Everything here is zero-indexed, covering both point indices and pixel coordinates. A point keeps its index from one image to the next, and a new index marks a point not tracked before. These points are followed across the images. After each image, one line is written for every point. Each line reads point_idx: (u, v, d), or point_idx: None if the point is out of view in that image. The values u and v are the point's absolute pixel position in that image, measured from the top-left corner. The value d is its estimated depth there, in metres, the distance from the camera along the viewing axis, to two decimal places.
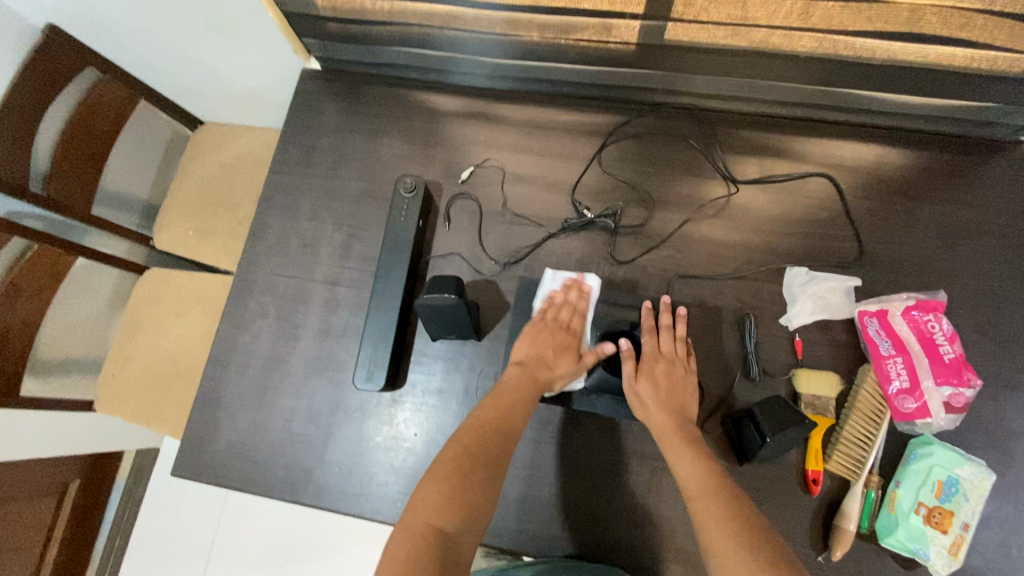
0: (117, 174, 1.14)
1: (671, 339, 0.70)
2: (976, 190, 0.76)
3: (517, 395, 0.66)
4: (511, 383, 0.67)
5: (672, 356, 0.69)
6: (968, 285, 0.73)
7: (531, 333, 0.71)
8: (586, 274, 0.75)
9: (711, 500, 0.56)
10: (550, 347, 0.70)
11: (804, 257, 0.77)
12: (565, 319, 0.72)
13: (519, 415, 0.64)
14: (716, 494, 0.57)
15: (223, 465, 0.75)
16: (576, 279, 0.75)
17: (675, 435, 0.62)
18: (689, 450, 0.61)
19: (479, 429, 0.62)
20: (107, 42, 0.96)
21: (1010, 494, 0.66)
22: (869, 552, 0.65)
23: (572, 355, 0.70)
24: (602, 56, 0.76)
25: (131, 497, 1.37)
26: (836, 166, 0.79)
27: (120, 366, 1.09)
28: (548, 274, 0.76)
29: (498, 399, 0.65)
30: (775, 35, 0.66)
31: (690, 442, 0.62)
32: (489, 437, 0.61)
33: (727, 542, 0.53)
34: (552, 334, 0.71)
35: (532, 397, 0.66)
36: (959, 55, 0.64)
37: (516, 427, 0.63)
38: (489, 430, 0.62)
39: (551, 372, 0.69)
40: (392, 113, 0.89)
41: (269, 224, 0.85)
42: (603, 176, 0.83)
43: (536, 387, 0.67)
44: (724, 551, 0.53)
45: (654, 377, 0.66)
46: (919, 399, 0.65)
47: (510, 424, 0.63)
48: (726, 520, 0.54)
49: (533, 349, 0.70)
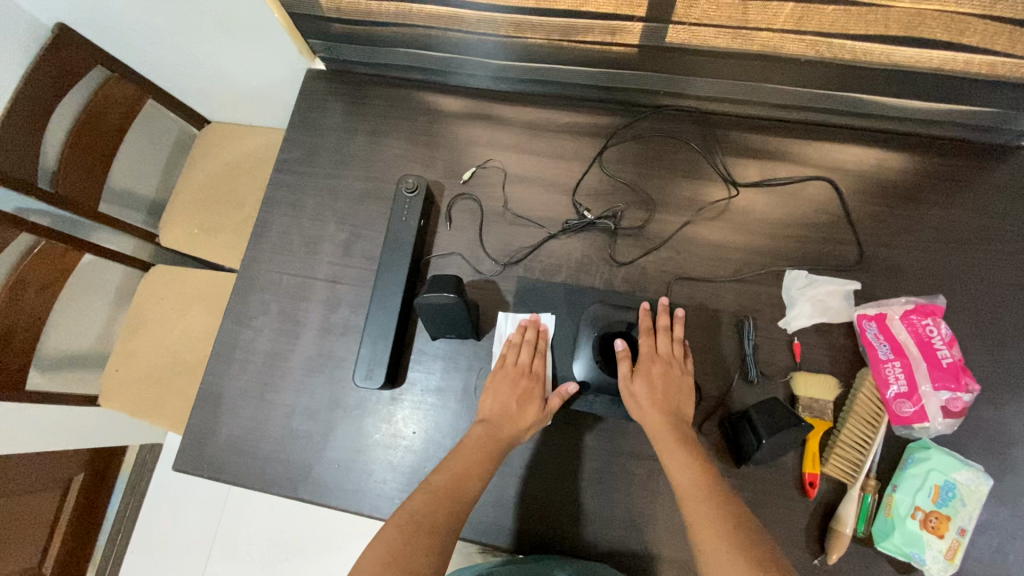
0: (124, 171, 1.15)
1: (669, 340, 0.70)
2: (977, 195, 0.76)
3: (477, 453, 0.64)
4: (475, 442, 0.66)
5: (669, 358, 0.69)
6: (969, 289, 0.73)
7: (491, 387, 0.70)
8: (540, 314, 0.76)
9: (705, 502, 0.57)
10: (512, 398, 0.69)
11: (804, 261, 0.77)
12: (524, 364, 0.72)
13: (476, 480, 0.62)
14: (709, 496, 0.57)
15: (223, 460, 0.76)
16: (529, 319, 0.75)
17: (670, 436, 0.63)
18: (684, 451, 0.61)
19: (438, 486, 0.61)
20: (116, 42, 0.97)
21: (1007, 500, 0.66)
22: (865, 556, 0.65)
23: (537, 401, 0.69)
24: (604, 58, 0.77)
25: (135, 491, 1.39)
26: (837, 169, 0.79)
27: (124, 361, 1.10)
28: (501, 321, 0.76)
29: (459, 459, 0.64)
30: (776, 38, 0.66)
31: (685, 443, 0.62)
32: (447, 497, 0.60)
33: (719, 543, 0.53)
34: (511, 384, 0.70)
35: (495, 452, 0.65)
36: (959, 60, 0.64)
37: (475, 487, 0.62)
38: (447, 488, 0.61)
39: (517, 422, 0.68)
40: (395, 114, 0.89)
41: (272, 222, 0.86)
42: (604, 178, 0.83)
43: (501, 440, 0.66)
44: (718, 553, 0.53)
45: (650, 378, 0.66)
46: (916, 403, 0.65)
47: (469, 483, 0.62)
48: (718, 521, 0.55)
49: (495, 403, 0.69)
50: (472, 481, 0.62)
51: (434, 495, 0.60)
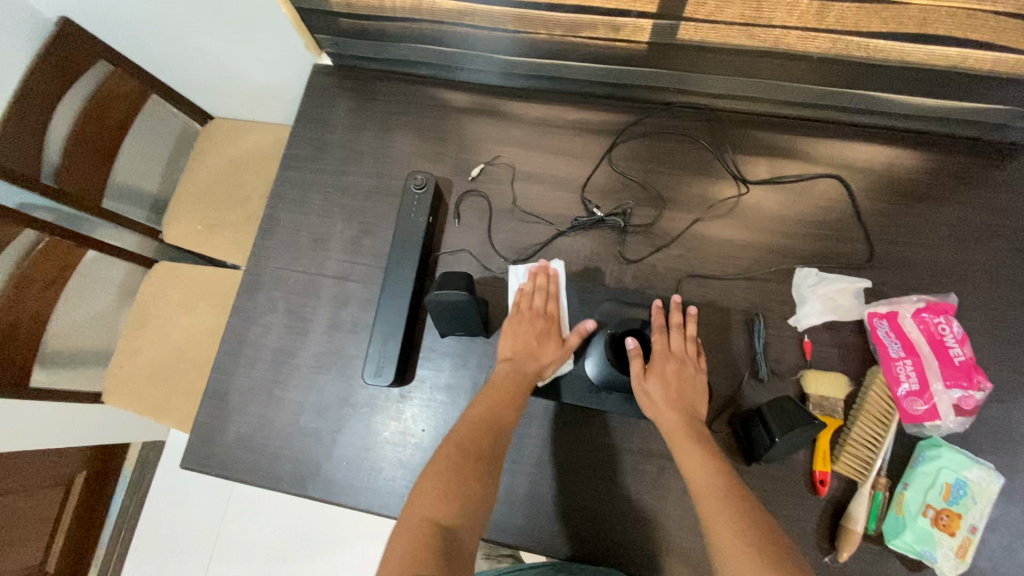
0: (128, 167, 1.14)
1: (682, 338, 0.70)
2: (987, 193, 0.76)
3: (505, 390, 0.67)
4: (500, 382, 0.68)
5: (682, 355, 0.68)
6: (979, 288, 0.73)
7: (509, 331, 0.72)
8: (550, 260, 0.76)
9: (720, 501, 0.56)
10: (531, 339, 0.71)
11: (814, 258, 0.77)
12: (540, 307, 0.73)
13: (507, 411, 0.65)
14: (726, 495, 0.57)
15: (232, 458, 0.76)
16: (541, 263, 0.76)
17: (685, 436, 0.63)
18: (699, 451, 0.61)
19: (469, 428, 0.63)
20: (120, 37, 0.97)
21: (1017, 499, 0.66)
22: (876, 553, 0.65)
23: (555, 340, 0.71)
24: (614, 55, 0.76)
25: (138, 488, 1.39)
26: (847, 167, 0.79)
27: (128, 359, 1.10)
28: (512, 267, 0.77)
29: (486, 399, 0.66)
30: (789, 35, 0.66)
31: (700, 443, 0.62)
32: (482, 440, 0.62)
33: (735, 542, 0.53)
34: (529, 325, 0.72)
35: (523, 390, 0.68)
36: (973, 58, 0.64)
37: (507, 421, 0.65)
38: (482, 432, 0.63)
39: (539, 363, 0.70)
40: (403, 110, 0.89)
41: (279, 218, 0.85)
42: (613, 175, 0.83)
43: (526, 377, 0.69)
44: (734, 550, 0.53)
45: (664, 376, 0.66)
46: (928, 401, 0.65)
47: (500, 423, 0.64)
48: (735, 520, 0.55)
49: (516, 345, 0.71)
50: (504, 414, 0.65)
51: (469, 441, 0.62)
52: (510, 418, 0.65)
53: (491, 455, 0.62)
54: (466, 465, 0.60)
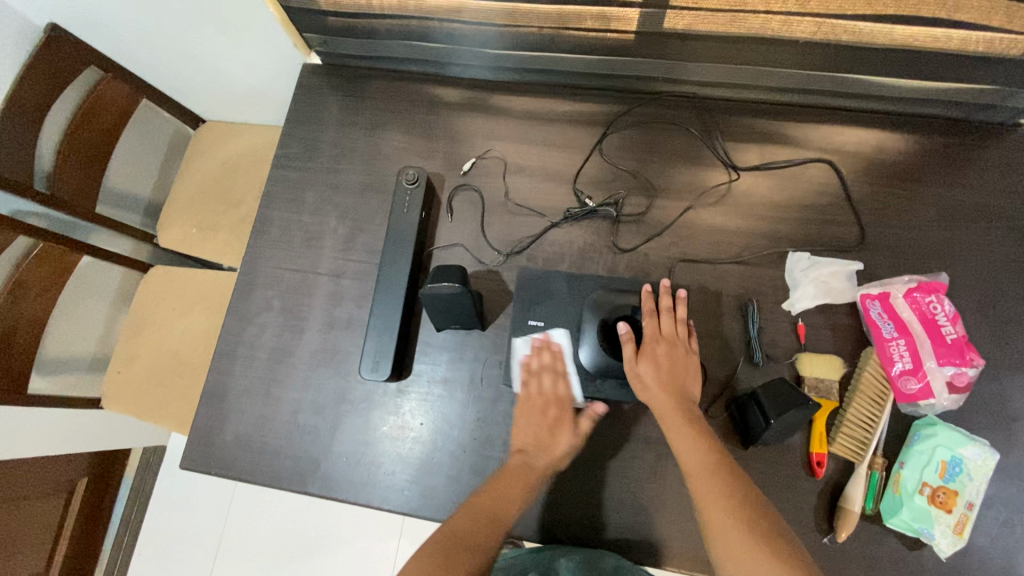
0: (120, 172, 1.14)
1: (672, 321, 0.70)
2: (977, 173, 0.77)
3: (512, 486, 0.66)
4: (514, 475, 0.68)
5: (672, 338, 0.69)
6: (970, 267, 0.73)
7: (520, 421, 0.70)
8: (551, 332, 0.73)
9: (711, 479, 0.59)
10: (543, 429, 0.70)
11: (806, 242, 0.77)
12: (548, 391, 0.71)
13: (509, 505, 0.65)
14: (717, 474, 0.59)
15: (231, 457, 0.76)
16: (545, 343, 0.73)
17: (676, 415, 0.64)
18: (690, 430, 0.63)
19: (471, 520, 0.64)
20: (111, 42, 0.97)
21: (1013, 474, 0.66)
22: (874, 533, 0.65)
23: (568, 427, 0.70)
24: (602, 44, 0.77)
25: (140, 493, 1.39)
26: (837, 152, 0.79)
27: (126, 363, 1.10)
28: (515, 341, 0.73)
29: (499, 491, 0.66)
30: (775, 21, 0.67)
31: (692, 422, 0.63)
32: (485, 513, 0.64)
33: (726, 518, 0.56)
34: (539, 415, 0.70)
35: (530, 482, 0.67)
36: (958, 37, 0.65)
37: (519, 503, 0.66)
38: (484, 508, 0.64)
39: (551, 452, 0.69)
40: (393, 106, 0.89)
41: (272, 218, 0.86)
42: (604, 165, 0.83)
43: (536, 469, 0.68)
44: (724, 529, 0.56)
45: (656, 359, 0.67)
46: (922, 379, 0.65)
47: (503, 514, 0.64)
48: (726, 498, 0.57)
49: (527, 435, 0.70)
50: (506, 507, 0.65)
51: (472, 515, 0.64)
52: (520, 492, 0.66)
53: (489, 536, 0.63)
54: (458, 549, 0.61)
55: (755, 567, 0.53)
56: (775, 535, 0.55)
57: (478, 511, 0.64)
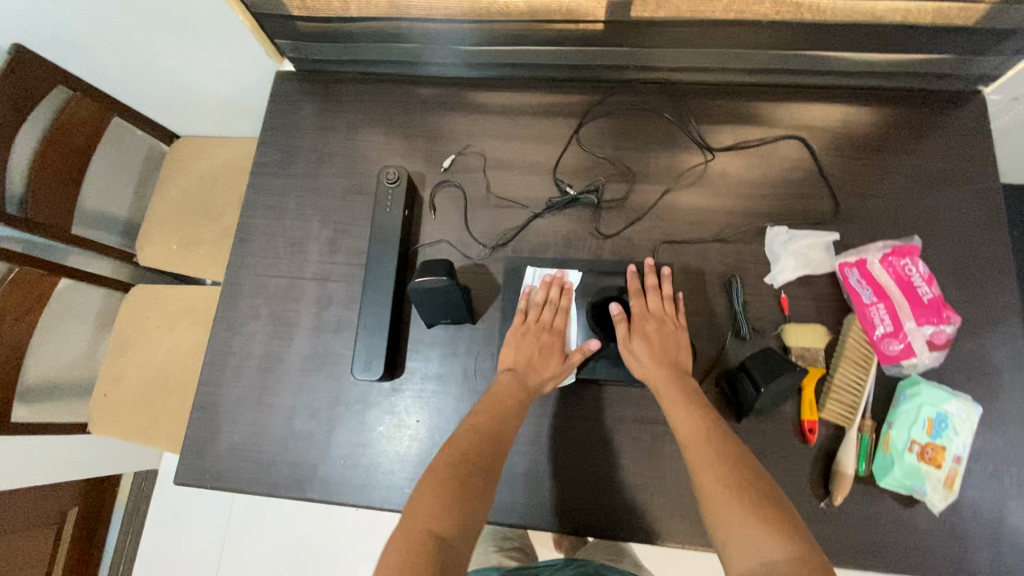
0: (96, 192, 1.12)
1: (659, 298, 0.72)
2: (942, 140, 0.79)
3: (506, 403, 0.67)
4: (503, 391, 0.68)
5: (660, 314, 0.71)
6: (942, 230, 0.76)
7: (514, 340, 0.72)
8: (565, 271, 0.76)
9: (704, 448, 0.60)
10: (535, 351, 0.71)
11: (783, 217, 0.79)
12: (548, 321, 0.73)
13: (511, 422, 0.66)
14: (713, 444, 0.60)
15: (226, 469, 0.75)
16: (552, 276, 0.76)
17: (672, 387, 0.65)
18: (687, 403, 0.63)
19: (472, 441, 0.63)
20: (78, 60, 0.95)
21: (997, 427, 0.68)
22: (868, 494, 0.67)
23: (559, 356, 0.71)
24: (572, 35, 0.78)
25: (133, 521, 1.36)
26: (806, 128, 0.82)
27: (112, 386, 1.08)
28: (528, 272, 0.78)
29: (489, 407, 0.67)
30: (739, 2, 0.68)
31: (688, 394, 0.64)
32: (483, 453, 0.62)
33: (719, 485, 0.57)
34: (535, 337, 0.72)
35: (524, 400, 0.68)
36: (911, 11, 0.67)
37: (507, 437, 0.65)
38: (483, 447, 0.63)
39: (540, 376, 0.70)
40: (369, 109, 0.89)
41: (254, 226, 0.85)
42: (582, 154, 0.84)
43: (528, 388, 0.69)
44: (716, 493, 0.56)
45: (645, 335, 0.69)
46: (903, 340, 0.67)
47: (501, 437, 0.64)
48: (719, 463, 0.58)
49: (519, 355, 0.71)
50: (509, 424, 0.66)
51: (470, 455, 0.62)
52: (511, 432, 0.66)
53: (492, 462, 0.62)
54: (460, 485, 0.59)
55: (743, 532, 0.53)
56: (767, 498, 0.55)
57: (481, 432, 0.64)
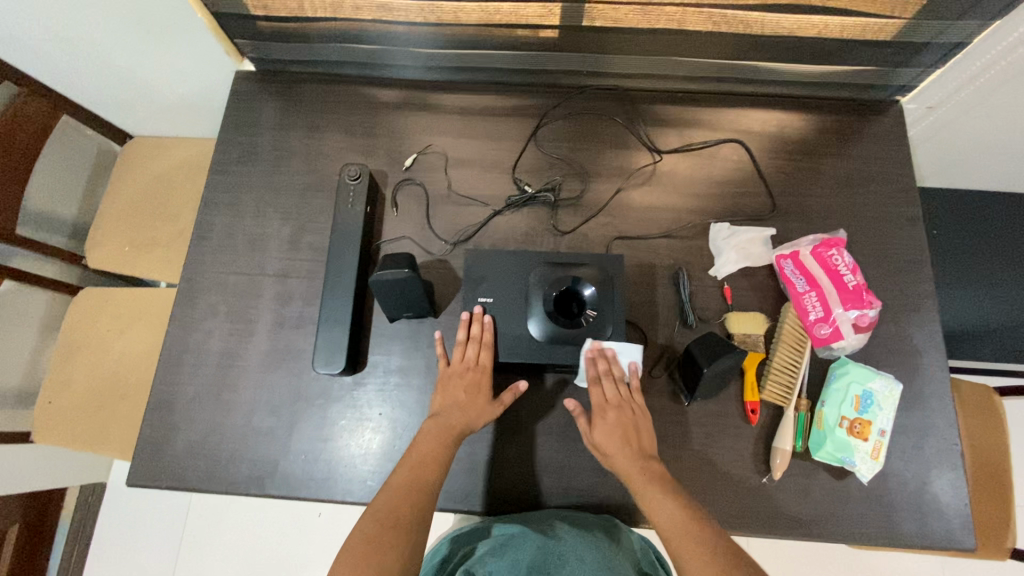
0: (43, 193, 1.08)
1: (613, 383, 0.71)
2: (865, 144, 0.87)
3: (430, 447, 0.67)
4: (426, 436, 0.68)
5: (622, 401, 0.70)
6: (866, 226, 0.83)
7: (442, 382, 0.73)
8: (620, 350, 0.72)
9: (674, 506, 0.62)
10: (460, 392, 0.71)
11: (725, 215, 0.84)
12: (470, 360, 0.72)
13: (435, 468, 0.66)
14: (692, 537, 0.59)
15: (182, 468, 0.74)
16: (616, 351, 0.72)
17: (649, 481, 0.64)
18: (663, 492, 0.63)
19: (393, 495, 0.63)
20: (22, 56, 0.91)
21: (918, 404, 0.75)
22: (806, 468, 0.72)
23: (485, 395, 0.71)
24: (530, 41, 0.82)
25: (81, 537, 1.29)
26: (745, 132, 0.88)
27: (57, 394, 1.04)
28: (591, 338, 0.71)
29: (411, 457, 0.67)
30: (680, 12, 0.74)
31: (663, 484, 0.64)
32: (405, 505, 0.62)
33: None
34: (460, 376, 0.72)
35: (449, 443, 0.68)
36: (834, 25, 0.74)
37: (432, 480, 0.65)
38: (405, 496, 0.63)
39: (465, 414, 0.70)
40: (331, 109, 0.91)
41: (213, 225, 0.85)
42: (540, 155, 0.88)
43: (453, 432, 0.69)
44: (691, 551, 0.58)
45: (607, 428, 0.69)
46: (832, 324, 0.73)
47: (426, 483, 0.64)
48: (698, 526, 0.60)
49: (447, 398, 0.71)
50: (432, 475, 0.65)
51: (390, 508, 0.62)
52: (438, 475, 0.66)
53: (417, 518, 0.62)
54: (384, 535, 0.59)
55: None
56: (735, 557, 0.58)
57: (403, 487, 0.64)
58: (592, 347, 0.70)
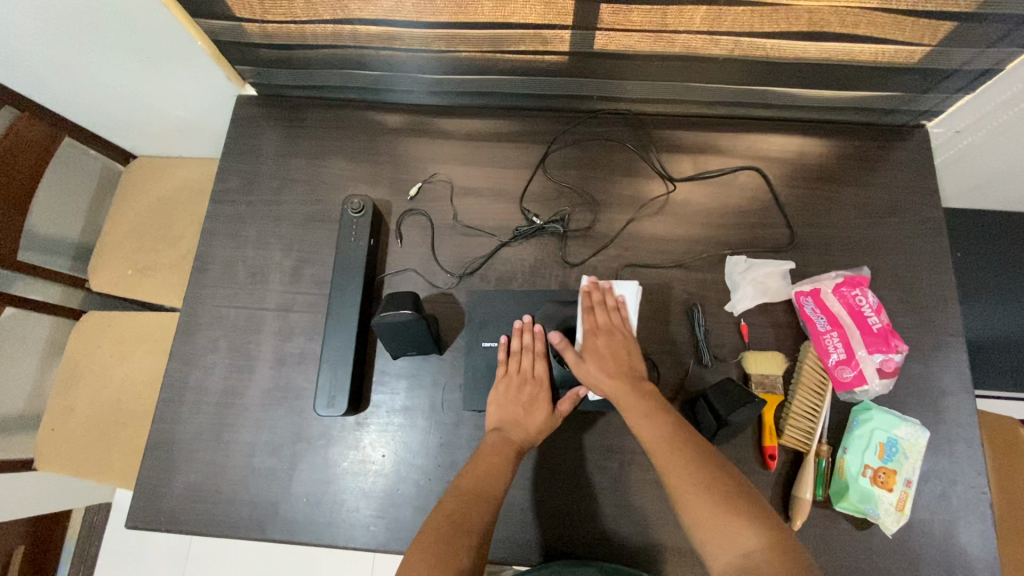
0: (50, 218, 1.06)
1: (607, 312, 0.72)
2: (888, 172, 0.83)
3: (494, 459, 0.66)
4: (489, 449, 0.67)
5: (614, 327, 0.71)
6: (889, 259, 0.79)
7: (496, 395, 0.71)
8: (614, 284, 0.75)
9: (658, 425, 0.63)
10: (518, 406, 0.70)
11: (742, 247, 0.81)
12: (528, 370, 0.72)
13: (497, 482, 0.64)
14: (676, 454, 0.61)
15: (182, 511, 0.72)
16: (610, 285, 0.75)
17: (635, 401, 0.66)
18: (648, 413, 0.65)
19: (460, 501, 0.62)
20: (21, 83, 0.90)
21: (945, 449, 0.71)
22: (826, 517, 0.69)
23: (544, 407, 0.71)
24: (538, 68, 0.79)
25: (86, 556, 1.29)
26: (762, 158, 0.85)
27: (60, 421, 1.03)
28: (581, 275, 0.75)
29: (476, 466, 0.66)
30: (695, 39, 0.71)
31: (649, 404, 0.65)
32: (473, 511, 0.61)
33: (692, 490, 0.58)
34: (517, 389, 0.71)
35: (511, 460, 0.67)
36: (860, 51, 0.71)
37: (498, 489, 0.64)
38: (471, 503, 0.62)
39: (526, 429, 0.69)
40: (333, 135, 0.88)
41: (213, 256, 0.83)
42: (548, 183, 0.85)
43: (515, 446, 0.68)
44: (675, 466, 0.60)
45: (599, 353, 0.69)
46: (855, 367, 0.70)
47: (490, 492, 0.63)
48: (680, 443, 0.61)
49: (504, 412, 0.70)
50: (497, 483, 0.64)
51: (457, 513, 0.61)
52: (504, 485, 0.65)
53: (486, 524, 0.61)
54: (450, 540, 0.58)
55: (722, 530, 0.55)
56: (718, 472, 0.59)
57: (468, 493, 0.63)
58: (589, 279, 0.74)
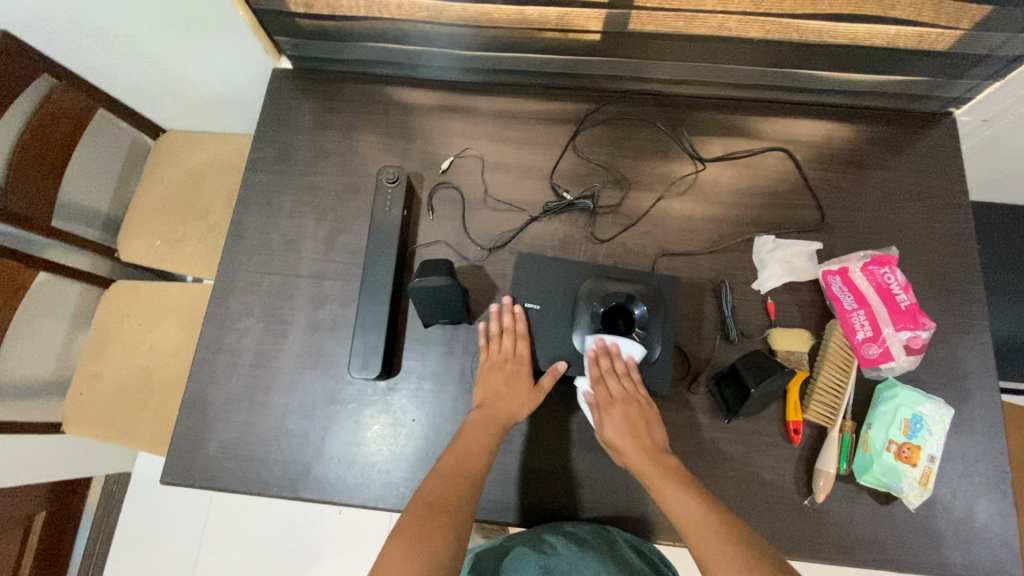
0: (79, 186, 1.08)
1: (617, 379, 0.71)
2: (915, 157, 0.84)
3: (475, 438, 0.68)
4: (470, 427, 0.69)
5: (629, 396, 0.70)
6: (915, 243, 0.80)
7: (481, 375, 0.73)
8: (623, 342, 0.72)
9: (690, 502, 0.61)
10: (500, 384, 0.72)
11: (769, 228, 0.82)
12: (508, 352, 0.73)
13: (477, 460, 0.66)
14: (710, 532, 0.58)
15: (215, 469, 0.74)
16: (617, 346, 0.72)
17: (664, 478, 0.64)
18: (679, 487, 0.62)
19: (443, 479, 0.64)
20: (60, 49, 0.91)
21: (967, 429, 0.73)
22: (849, 492, 0.70)
23: (526, 383, 0.72)
24: (573, 46, 0.80)
25: (104, 523, 1.32)
26: (791, 142, 0.86)
27: (88, 385, 1.05)
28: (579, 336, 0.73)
29: (454, 449, 0.67)
30: (732, 20, 0.72)
31: (677, 480, 0.63)
32: (451, 489, 0.63)
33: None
34: (498, 368, 0.73)
35: (492, 434, 0.69)
36: (894, 34, 0.71)
37: (479, 470, 0.65)
38: (450, 481, 0.63)
39: (506, 403, 0.71)
40: (366, 109, 0.90)
41: (247, 223, 0.84)
42: (579, 160, 0.86)
43: (495, 421, 0.70)
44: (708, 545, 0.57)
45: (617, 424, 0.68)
46: (881, 344, 0.72)
47: (472, 469, 0.65)
48: (710, 519, 0.59)
49: (487, 390, 0.72)
50: (478, 462, 0.66)
51: (440, 492, 0.62)
52: (485, 462, 0.66)
53: (465, 498, 0.62)
54: (435, 514, 0.60)
55: None
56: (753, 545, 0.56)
57: (448, 472, 0.64)
58: (595, 339, 0.72)
